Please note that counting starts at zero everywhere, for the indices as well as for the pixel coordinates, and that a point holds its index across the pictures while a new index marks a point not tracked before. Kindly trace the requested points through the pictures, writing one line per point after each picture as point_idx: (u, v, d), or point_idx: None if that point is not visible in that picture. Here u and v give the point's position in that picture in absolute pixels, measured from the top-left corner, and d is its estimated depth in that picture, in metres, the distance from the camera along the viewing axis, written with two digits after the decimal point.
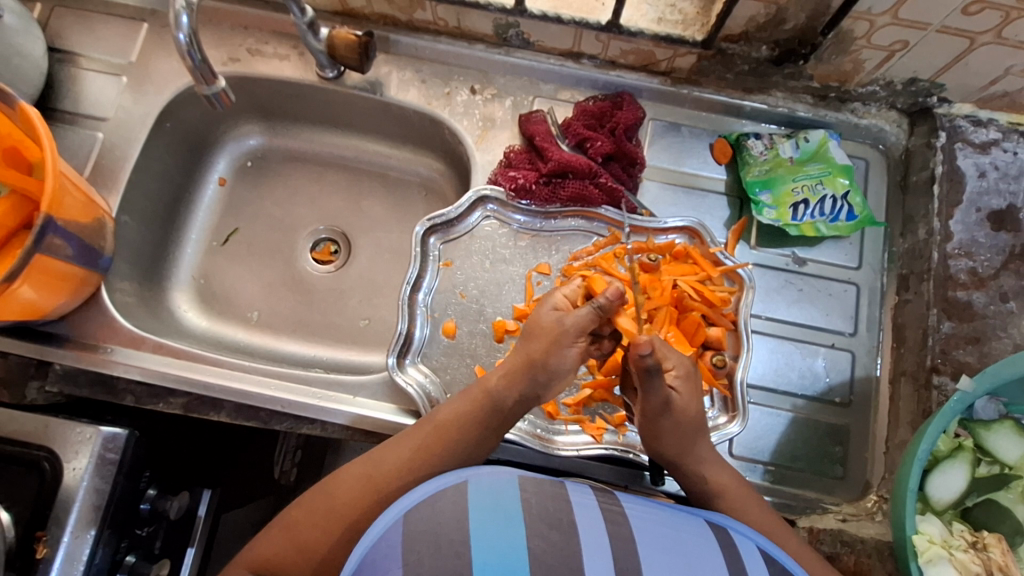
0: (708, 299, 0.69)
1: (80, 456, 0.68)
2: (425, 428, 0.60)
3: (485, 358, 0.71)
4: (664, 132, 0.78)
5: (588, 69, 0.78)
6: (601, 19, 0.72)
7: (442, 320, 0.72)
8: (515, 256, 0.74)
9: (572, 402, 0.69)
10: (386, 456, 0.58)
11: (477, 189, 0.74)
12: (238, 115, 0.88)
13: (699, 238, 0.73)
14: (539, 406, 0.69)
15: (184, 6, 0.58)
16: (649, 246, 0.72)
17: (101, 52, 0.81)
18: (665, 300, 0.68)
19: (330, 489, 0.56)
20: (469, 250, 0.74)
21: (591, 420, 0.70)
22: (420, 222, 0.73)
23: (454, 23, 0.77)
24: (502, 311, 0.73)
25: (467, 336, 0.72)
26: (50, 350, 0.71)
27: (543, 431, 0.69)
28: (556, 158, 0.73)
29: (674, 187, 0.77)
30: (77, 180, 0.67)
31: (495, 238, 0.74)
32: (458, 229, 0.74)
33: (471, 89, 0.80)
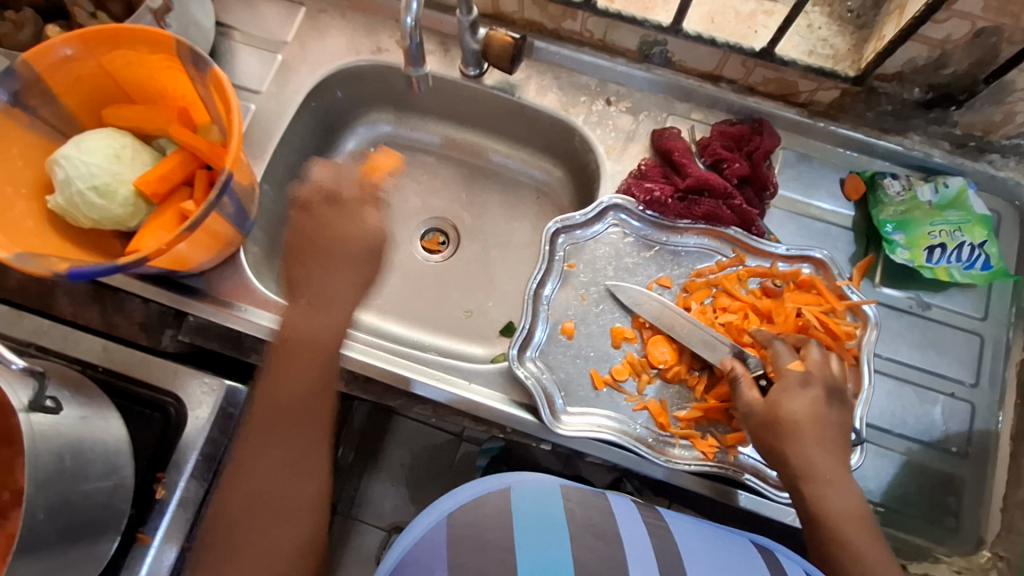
0: (831, 331, 0.70)
1: (203, 407, 0.71)
2: (262, 413, 0.65)
3: (600, 363, 0.72)
4: (794, 162, 0.79)
5: (725, 92, 0.79)
6: (754, 46, 0.73)
7: (560, 320, 0.73)
8: (638, 264, 0.75)
9: (684, 415, 0.69)
10: (247, 455, 0.62)
11: (607, 197, 0.76)
12: (372, 102, 0.92)
13: (823, 269, 0.74)
14: (650, 415, 0.70)
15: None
16: (774, 272, 0.73)
17: (260, 29, 0.85)
18: (789, 326, 0.70)
19: (266, 491, 0.61)
20: (594, 255, 0.75)
21: (703, 437, 0.69)
22: (553, 221, 0.75)
23: (600, 35, 0.79)
24: (621, 317, 0.74)
25: (585, 338, 0.73)
26: (187, 300, 0.73)
27: (653, 440, 0.69)
28: (695, 175, 0.74)
29: (801, 217, 0.77)
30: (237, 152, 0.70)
31: (619, 247, 0.75)
32: (587, 233, 0.76)
33: (606, 100, 0.82)
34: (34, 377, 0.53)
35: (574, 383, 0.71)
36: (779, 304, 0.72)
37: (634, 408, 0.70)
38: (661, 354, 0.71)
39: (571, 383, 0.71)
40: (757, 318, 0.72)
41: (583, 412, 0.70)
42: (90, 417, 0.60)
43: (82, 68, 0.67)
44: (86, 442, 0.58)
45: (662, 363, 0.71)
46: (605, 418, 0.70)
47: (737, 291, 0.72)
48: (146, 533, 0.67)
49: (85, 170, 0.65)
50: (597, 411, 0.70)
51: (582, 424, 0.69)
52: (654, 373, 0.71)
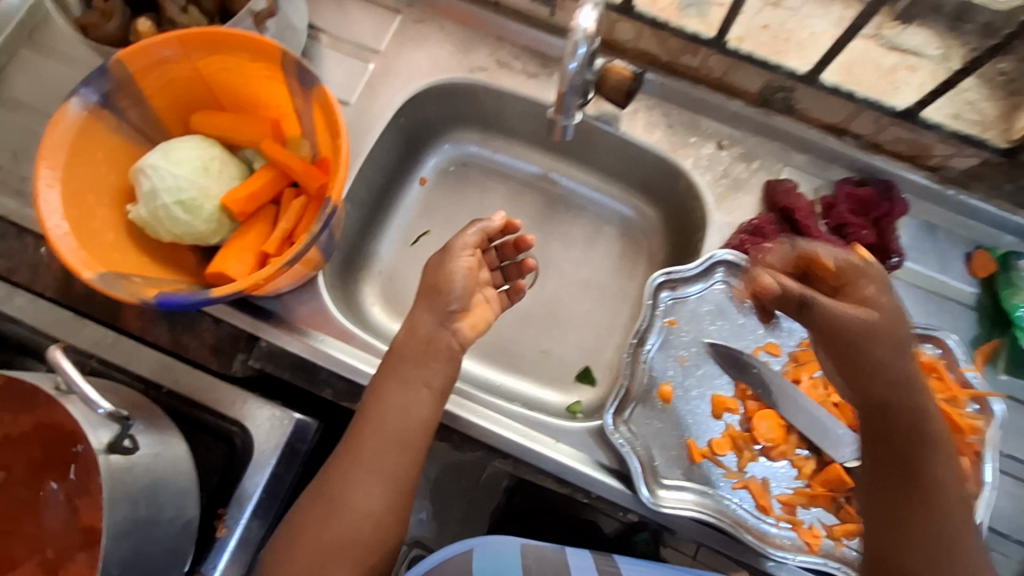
0: (953, 423, 0.65)
1: (269, 440, 0.66)
2: (374, 431, 0.60)
3: (698, 433, 0.67)
4: (915, 230, 0.73)
5: (849, 148, 0.73)
6: (895, 104, 0.68)
7: (657, 382, 0.68)
8: (743, 327, 0.70)
9: (787, 499, 0.64)
10: (356, 475, 0.58)
11: (713, 252, 0.70)
12: (459, 121, 0.87)
13: (947, 351, 0.68)
14: (750, 495, 0.65)
15: (582, 37, 0.52)
16: None
17: (350, 35, 0.80)
18: None
19: (339, 521, 0.57)
20: (698, 313, 0.70)
21: (806, 524, 0.64)
22: (657, 273, 0.70)
23: (720, 74, 0.74)
24: (722, 384, 0.69)
25: (681, 403, 0.68)
26: (261, 325, 0.69)
27: (752, 524, 0.64)
28: (819, 240, 0.68)
29: (922, 291, 0.72)
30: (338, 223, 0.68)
31: (724, 307, 0.70)
32: (692, 289, 0.71)
33: (717, 143, 0.76)
34: (118, 419, 0.51)
35: (669, 453, 0.66)
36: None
37: (732, 486, 0.65)
38: (768, 429, 0.66)
39: (666, 452, 0.66)
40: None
41: (677, 485, 0.65)
42: (162, 453, 0.56)
43: (177, 71, 0.62)
44: (159, 484, 0.54)
45: (767, 439, 0.66)
46: (699, 493, 0.65)
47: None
48: (203, 573, 0.62)
49: (173, 182, 0.61)
50: (692, 486, 0.65)
51: (675, 498, 0.64)
52: (756, 449, 0.66)
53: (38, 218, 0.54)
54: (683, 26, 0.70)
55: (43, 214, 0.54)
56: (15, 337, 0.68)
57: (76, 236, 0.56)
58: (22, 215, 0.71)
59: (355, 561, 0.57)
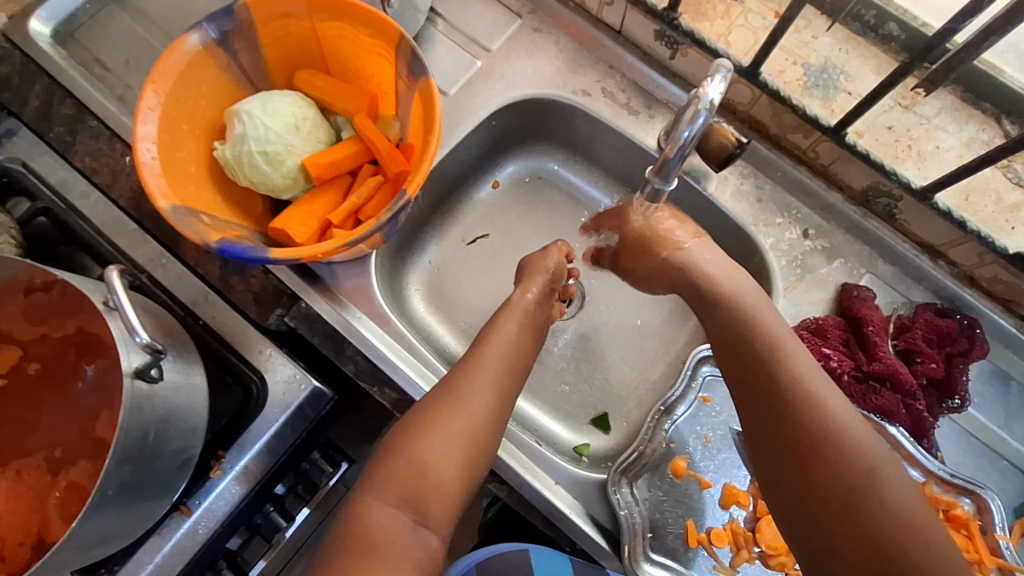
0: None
1: (283, 399, 0.67)
2: (497, 350, 0.61)
3: (700, 516, 0.64)
4: (989, 378, 0.68)
5: (942, 274, 0.69)
6: (1008, 245, 0.63)
7: (673, 453, 0.66)
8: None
9: None
10: (478, 377, 0.58)
11: None
12: (548, 136, 0.86)
13: (985, 512, 0.61)
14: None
15: (706, 107, 0.48)
16: (925, 493, 0.62)
17: (467, 27, 0.80)
18: None
19: (461, 413, 0.56)
20: None
21: None
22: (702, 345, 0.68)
23: (826, 161, 0.70)
24: (739, 475, 0.66)
25: (691, 483, 0.65)
26: (305, 287, 0.70)
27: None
28: (885, 361, 0.64)
29: (976, 443, 0.67)
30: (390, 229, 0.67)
31: None
32: None
33: (802, 231, 0.72)
34: (151, 351, 0.51)
35: (664, 529, 0.64)
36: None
37: None
38: (773, 535, 0.61)
39: (661, 526, 0.64)
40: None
41: (663, 563, 0.62)
42: (182, 386, 0.57)
43: (296, 26, 0.63)
44: (172, 418, 0.55)
45: (769, 546, 0.62)
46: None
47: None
48: (188, 506, 0.63)
49: (263, 132, 0.62)
50: (679, 569, 0.62)
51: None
52: (755, 552, 0.62)
53: (132, 141, 0.56)
54: (805, 106, 0.67)
55: (138, 143, 0.55)
56: (81, 234, 0.70)
57: (162, 163, 0.57)
58: (118, 122, 0.74)
59: (470, 460, 0.55)
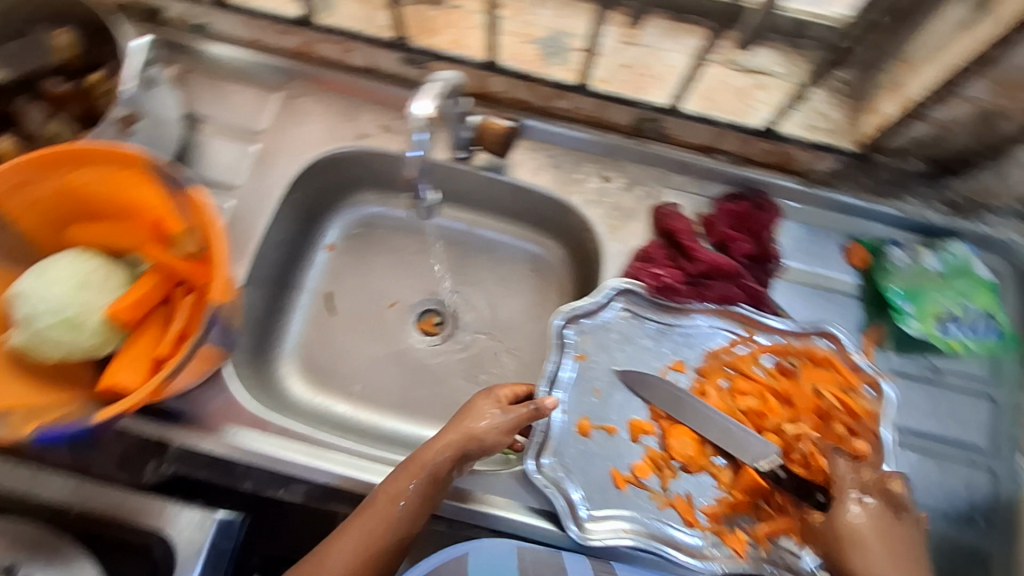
0: (851, 410, 0.67)
1: (192, 545, 0.64)
2: (374, 522, 0.58)
3: (620, 460, 0.68)
4: (795, 231, 0.77)
5: (722, 165, 0.78)
6: (752, 124, 0.72)
7: (576, 416, 0.69)
8: (653, 348, 0.72)
9: (710, 510, 0.66)
10: (336, 557, 0.56)
11: (613, 282, 0.73)
12: (357, 184, 0.87)
13: (838, 341, 0.70)
14: (676, 513, 0.66)
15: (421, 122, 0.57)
16: (787, 350, 0.71)
17: (231, 119, 0.80)
18: (806, 408, 0.68)
19: None
20: (606, 343, 0.72)
21: (731, 531, 0.65)
22: (559, 313, 0.72)
23: (592, 112, 0.77)
24: (638, 408, 0.70)
25: (600, 434, 0.69)
26: (169, 428, 0.67)
27: (681, 542, 0.65)
28: (705, 260, 0.72)
29: (809, 290, 0.76)
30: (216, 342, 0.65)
31: (631, 334, 0.72)
32: (597, 321, 0.72)
33: (602, 176, 0.79)
34: None
35: (594, 486, 0.67)
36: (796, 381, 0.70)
37: (659, 507, 0.66)
38: (683, 447, 0.67)
39: (589, 484, 0.67)
40: (776, 401, 0.69)
41: (605, 517, 0.66)
42: None
43: (40, 188, 0.60)
44: None
45: (684, 457, 0.67)
46: (631, 522, 0.66)
47: (751, 365, 0.71)
48: None
49: (48, 305, 0.59)
50: (618, 513, 0.66)
51: (604, 530, 0.65)
52: (677, 467, 0.68)
53: None
54: (548, 75, 0.74)
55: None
56: None
57: None
58: None
59: None
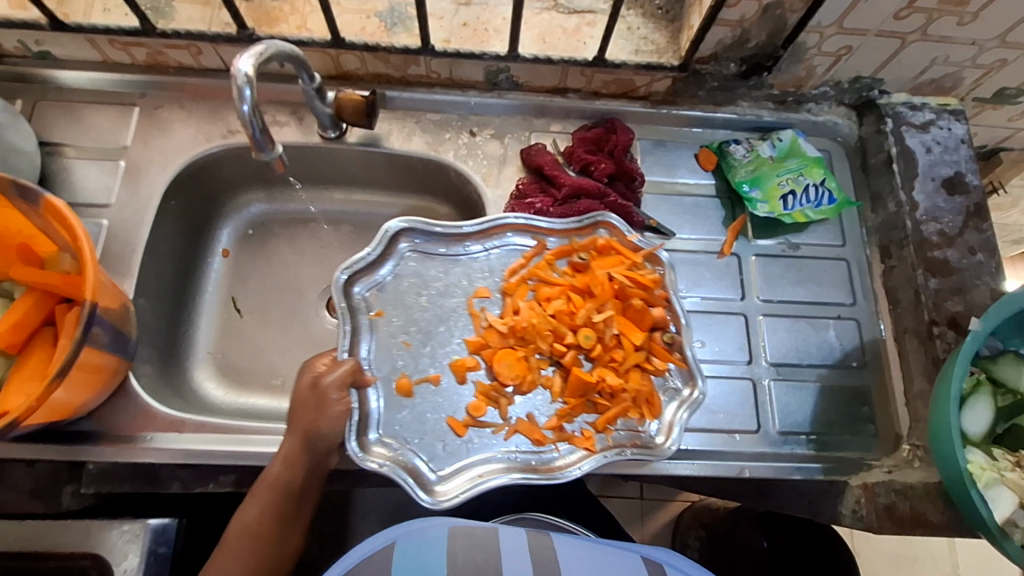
0: (640, 283, 0.74)
1: (130, 556, 0.64)
2: (234, 557, 0.60)
3: (454, 407, 0.70)
4: (652, 149, 0.85)
5: (575, 101, 0.84)
6: (587, 56, 0.79)
7: (393, 376, 0.70)
8: (448, 287, 0.75)
9: (550, 423, 0.69)
10: None
11: (383, 228, 0.74)
12: (240, 185, 0.89)
13: (612, 227, 0.77)
14: (524, 436, 0.69)
15: (245, 79, 0.59)
16: (574, 248, 0.76)
17: (93, 141, 0.80)
18: (608, 294, 0.73)
19: None
20: (399, 292, 0.74)
21: (578, 433, 0.70)
22: (340, 272, 0.71)
23: (446, 74, 0.82)
24: (455, 349, 0.72)
25: (424, 387, 0.70)
26: (82, 448, 0.67)
27: (537, 462, 0.68)
28: (569, 184, 0.78)
29: (673, 198, 0.83)
30: (105, 354, 0.64)
31: (422, 273, 0.75)
32: (380, 273, 0.74)
33: (470, 131, 0.84)
34: None
35: (435, 441, 0.68)
36: (591, 273, 0.75)
37: (505, 437, 0.69)
38: (506, 371, 0.70)
39: (430, 444, 0.68)
40: (579, 296, 0.74)
41: (454, 472, 0.66)
42: None
43: None
44: None
45: (512, 379, 0.70)
46: (485, 466, 0.67)
47: (548, 274, 0.76)
48: None
49: None
50: (463, 461, 0.67)
51: (456, 485, 0.66)
52: (509, 392, 0.71)
53: None
54: (393, 43, 0.78)
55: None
56: None
57: None
58: None
59: None
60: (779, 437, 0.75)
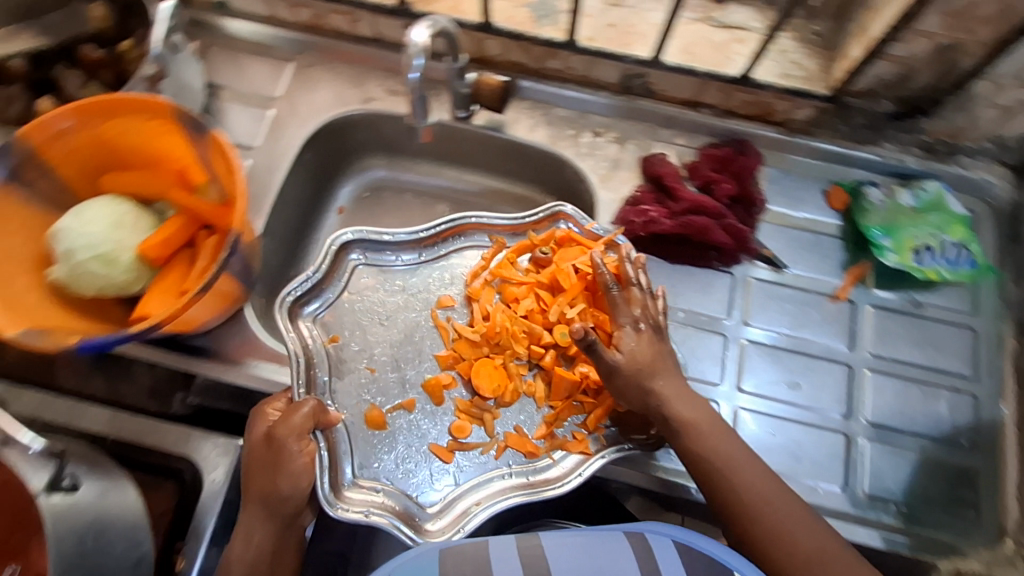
0: (587, 277, 0.72)
1: (219, 468, 0.69)
2: None
3: (435, 435, 0.69)
4: (779, 177, 0.82)
5: (707, 117, 0.82)
6: (732, 72, 0.78)
7: (362, 409, 0.69)
8: (407, 302, 0.75)
9: (539, 433, 0.69)
10: None
11: (330, 244, 0.74)
12: (365, 149, 0.93)
13: (570, 219, 0.77)
14: (514, 450, 0.68)
15: (419, 49, 0.62)
16: (534, 244, 0.76)
17: (248, 87, 0.87)
18: (575, 288, 0.72)
19: None
20: (354, 310, 0.73)
21: (569, 438, 0.69)
22: (278, 300, 0.70)
23: (582, 71, 0.83)
24: (429, 367, 0.72)
25: (397, 415, 0.69)
26: (196, 362, 0.72)
27: (532, 476, 0.67)
28: (687, 198, 0.77)
29: (793, 231, 0.80)
30: (231, 282, 0.69)
31: (366, 285, 0.75)
32: (319, 295, 0.73)
33: (594, 131, 0.84)
34: (53, 461, 0.55)
35: (419, 472, 0.67)
36: (556, 265, 0.74)
37: (495, 456, 0.68)
38: (483, 383, 0.70)
39: (413, 481, 0.66)
40: (547, 292, 0.74)
41: (443, 508, 0.65)
42: (108, 491, 0.60)
43: (78, 140, 0.67)
44: (106, 520, 0.59)
45: (492, 392, 0.70)
46: (483, 493, 0.66)
47: (512, 272, 0.75)
48: None
49: (86, 240, 0.65)
50: (456, 487, 0.67)
51: (446, 523, 0.64)
52: (492, 406, 0.70)
53: None
54: (540, 34, 0.80)
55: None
56: None
57: None
58: None
59: None
60: (866, 500, 0.70)
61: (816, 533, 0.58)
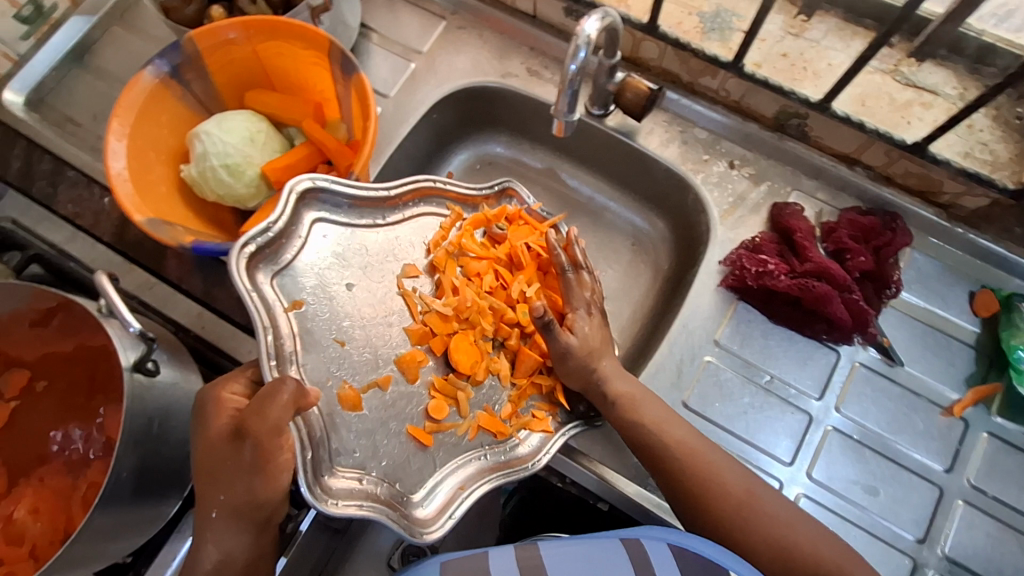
0: (536, 252, 0.73)
1: None
2: None
3: (411, 415, 0.64)
4: (922, 264, 0.73)
5: (860, 178, 0.75)
6: (907, 137, 0.70)
7: (335, 387, 0.63)
8: (377, 262, 0.70)
9: (506, 411, 0.67)
10: None
11: (291, 190, 0.64)
12: (491, 121, 0.92)
13: (518, 198, 0.77)
14: (485, 431, 0.66)
15: (585, 41, 0.59)
16: (489, 218, 0.75)
17: (397, 35, 0.87)
18: (528, 267, 0.72)
19: None
20: (321, 271, 0.66)
21: (530, 416, 0.67)
22: (235, 255, 0.60)
23: (737, 97, 0.77)
24: (399, 342, 0.67)
25: (373, 393, 0.64)
26: None
27: (500, 455, 0.65)
28: (816, 261, 0.70)
29: (924, 326, 0.72)
30: None
31: (342, 244, 0.68)
32: (290, 251, 0.65)
33: (729, 163, 0.78)
34: (143, 341, 0.58)
35: (396, 456, 0.62)
36: (509, 242, 0.74)
37: (469, 437, 0.65)
38: (458, 360, 0.67)
39: (395, 461, 0.62)
40: (506, 269, 0.73)
41: (428, 493, 0.62)
42: (181, 382, 0.63)
43: (238, 51, 0.70)
44: (171, 411, 0.61)
45: (467, 370, 0.67)
46: (464, 476, 0.64)
47: (470, 244, 0.73)
48: None
49: (222, 148, 0.68)
50: (437, 472, 0.63)
51: (436, 514, 0.61)
52: (465, 384, 0.67)
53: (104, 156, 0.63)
54: (704, 48, 0.75)
55: (108, 156, 0.63)
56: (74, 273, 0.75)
57: (131, 174, 0.65)
58: (95, 168, 0.78)
59: None
60: None
61: (788, 508, 0.60)
